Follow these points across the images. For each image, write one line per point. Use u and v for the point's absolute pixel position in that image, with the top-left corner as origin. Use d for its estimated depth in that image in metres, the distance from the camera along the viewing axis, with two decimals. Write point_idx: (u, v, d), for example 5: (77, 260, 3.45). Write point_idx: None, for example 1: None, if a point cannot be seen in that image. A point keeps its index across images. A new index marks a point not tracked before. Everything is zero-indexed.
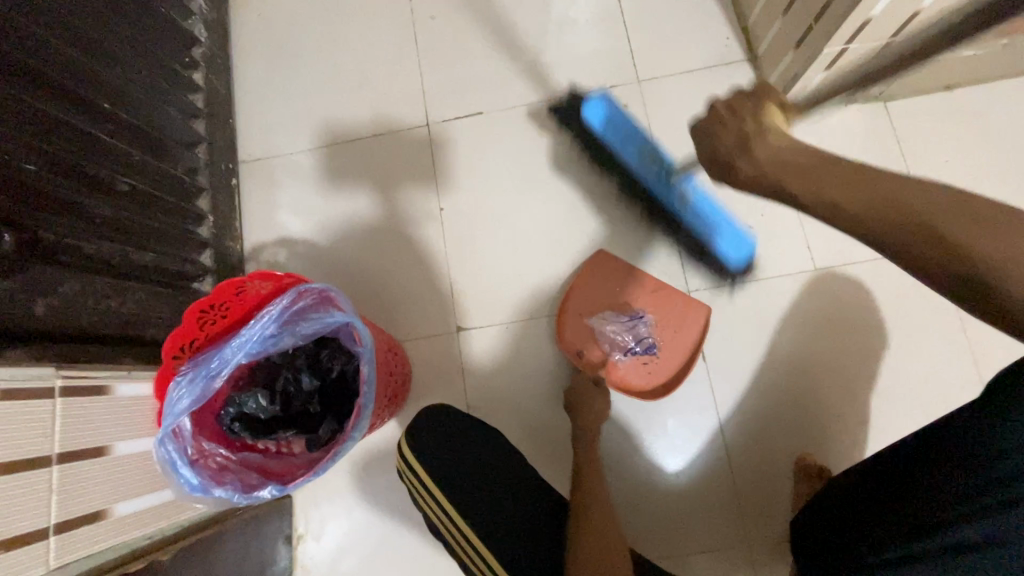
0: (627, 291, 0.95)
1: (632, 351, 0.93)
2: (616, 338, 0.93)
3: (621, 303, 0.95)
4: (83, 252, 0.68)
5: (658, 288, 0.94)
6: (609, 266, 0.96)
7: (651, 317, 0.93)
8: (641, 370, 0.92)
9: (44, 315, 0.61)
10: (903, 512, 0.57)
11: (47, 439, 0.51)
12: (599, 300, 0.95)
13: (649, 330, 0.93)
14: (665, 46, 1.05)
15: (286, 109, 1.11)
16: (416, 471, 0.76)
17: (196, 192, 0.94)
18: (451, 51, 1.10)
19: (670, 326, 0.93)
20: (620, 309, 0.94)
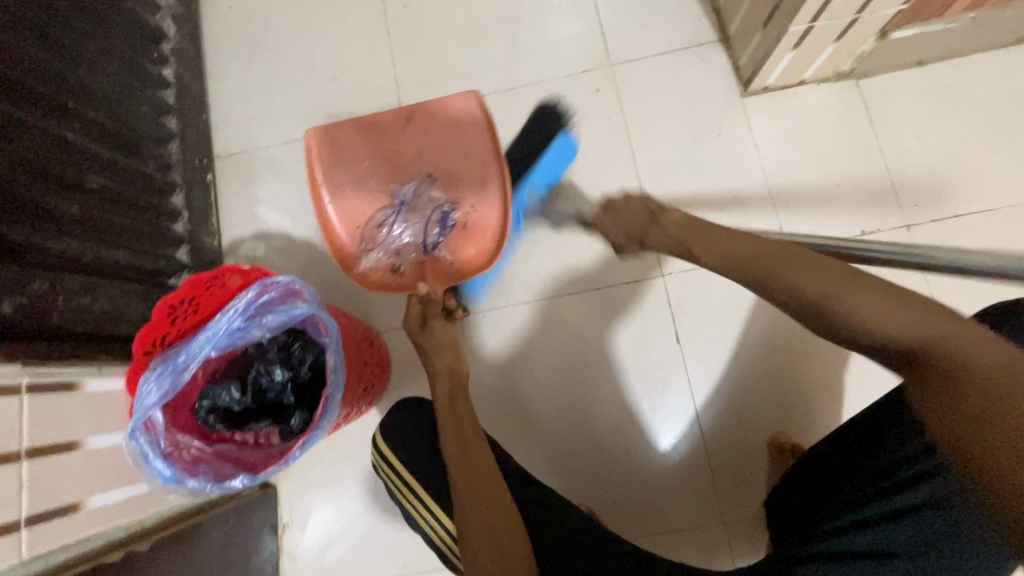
0: (366, 183, 0.92)
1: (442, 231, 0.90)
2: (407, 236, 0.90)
3: (367, 210, 0.91)
4: (52, 252, 0.69)
5: (382, 156, 0.92)
6: (336, 169, 0.91)
7: (412, 194, 0.91)
8: (472, 239, 0.91)
9: (14, 315, 0.62)
10: (859, 479, 0.64)
11: (15, 433, 0.52)
12: (358, 211, 0.92)
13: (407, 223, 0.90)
14: (637, 28, 1.04)
15: (260, 103, 1.10)
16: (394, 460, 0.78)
17: (169, 189, 0.94)
18: (423, 40, 1.09)
19: (472, 203, 0.90)
20: (380, 210, 0.91)
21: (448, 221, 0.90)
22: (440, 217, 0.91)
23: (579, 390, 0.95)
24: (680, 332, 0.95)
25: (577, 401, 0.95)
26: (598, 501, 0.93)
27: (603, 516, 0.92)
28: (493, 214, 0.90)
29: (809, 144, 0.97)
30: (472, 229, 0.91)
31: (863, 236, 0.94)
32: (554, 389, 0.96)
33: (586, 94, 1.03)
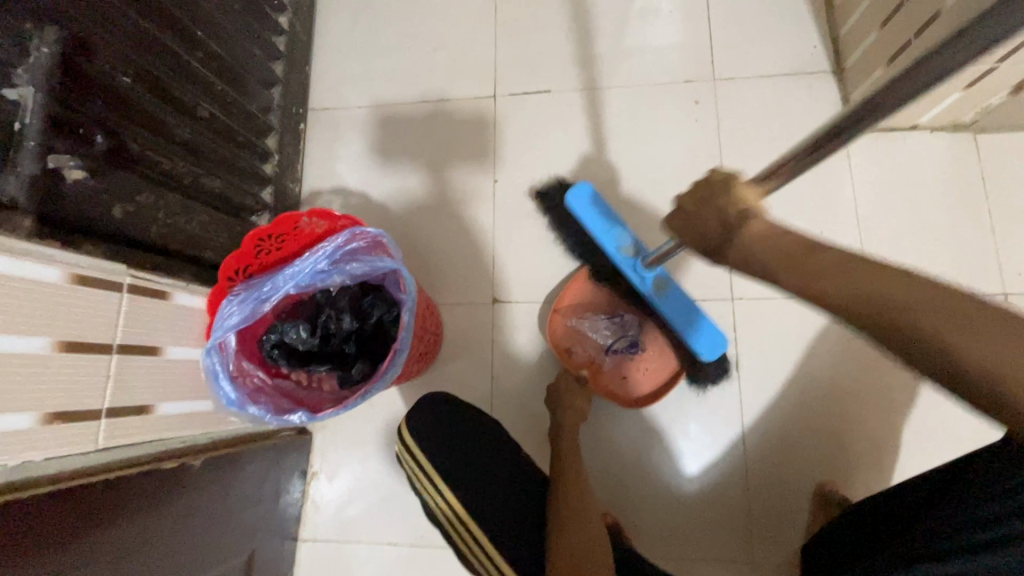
0: (623, 295, 0.96)
1: (614, 350, 0.94)
2: (597, 334, 0.95)
3: (606, 302, 0.96)
4: (159, 168, 0.72)
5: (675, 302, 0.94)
6: (609, 269, 0.96)
7: (625, 320, 0.95)
8: (626, 373, 0.93)
9: (122, 220, 0.65)
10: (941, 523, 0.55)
11: (108, 328, 0.56)
12: (594, 299, 0.96)
13: (632, 331, 0.95)
14: (745, 48, 1.02)
15: (360, 64, 1.13)
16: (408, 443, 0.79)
17: (266, 130, 0.97)
18: (527, 27, 1.09)
19: (649, 358, 0.93)
20: (604, 310, 0.96)
21: (629, 350, 0.94)
22: (627, 346, 0.94)
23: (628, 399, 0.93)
24: (738, 360, 0.92)
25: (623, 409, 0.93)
26: (627, 515, 0.91)
27: (629, 531, 0.90)
28: (656, 376, 0.92)
29: (909, 189, 0.93)
30: (633, 371, 0.93)
31: None
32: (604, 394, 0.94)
33: (684, 106, 1.02)
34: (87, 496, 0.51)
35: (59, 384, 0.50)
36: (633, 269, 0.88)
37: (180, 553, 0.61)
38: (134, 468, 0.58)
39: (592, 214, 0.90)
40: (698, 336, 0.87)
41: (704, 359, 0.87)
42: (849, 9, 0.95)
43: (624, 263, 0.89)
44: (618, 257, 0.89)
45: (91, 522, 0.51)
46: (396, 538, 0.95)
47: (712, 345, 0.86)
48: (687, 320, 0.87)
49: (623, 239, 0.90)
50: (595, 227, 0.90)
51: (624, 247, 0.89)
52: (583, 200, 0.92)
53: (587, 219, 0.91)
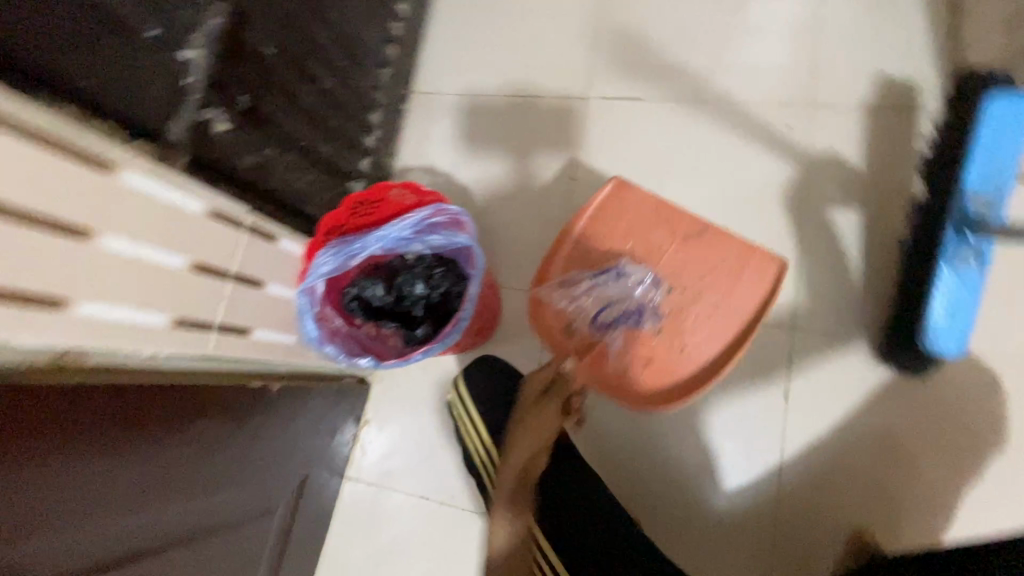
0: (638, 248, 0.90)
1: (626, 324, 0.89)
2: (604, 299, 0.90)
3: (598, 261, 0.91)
4: (284, 128, 0.82)
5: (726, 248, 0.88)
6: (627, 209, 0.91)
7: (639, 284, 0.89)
8: (641, 358, 0.88)
9: (247, 169, 0.76)
10: None
11: (228, 258, 0.66)
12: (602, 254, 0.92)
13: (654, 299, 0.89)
14: (852, 77, 0.99)
15: (464, 53, 1.20)
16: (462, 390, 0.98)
17: (373, 105, 1.07)
18: (629, 33, 1.11)
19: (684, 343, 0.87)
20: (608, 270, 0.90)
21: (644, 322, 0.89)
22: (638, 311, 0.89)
23: (670, 408, 0.95)
24: (789, 390, 0.91)
25: (663, 417, 0.95)
26: (649, 518, 0.93)
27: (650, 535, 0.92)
28: (704, 355, 0.87)
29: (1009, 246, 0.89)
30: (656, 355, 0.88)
31: None
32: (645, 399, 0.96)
33: (777, 128, 1.00)
34: (160, 392, 0.61)
35: (183, 296, 0.61)
36: (957, 233, 0.82)
37: (237, 456, 0.72)
38: (218, 381, 0.70)
39: (1005, 130, 0.80)
40: (939, 333, 0.82)
41: (923, 343, 0.82)
42: None
43: (946, 230, 0.82)
44: (956, 207, 0.82)
45: (182, 420, 0.63)
46: (429, 493, 1.03)
47: (941, 342, 0.82)
48: (945, 317, 0.81)
49: (977, 187, 0.81)
50: (1009, 147, 0.81)
51: (976, 204, 0.81)
52: (998, 112, 0.80)
53: (994, 133, 0.80)
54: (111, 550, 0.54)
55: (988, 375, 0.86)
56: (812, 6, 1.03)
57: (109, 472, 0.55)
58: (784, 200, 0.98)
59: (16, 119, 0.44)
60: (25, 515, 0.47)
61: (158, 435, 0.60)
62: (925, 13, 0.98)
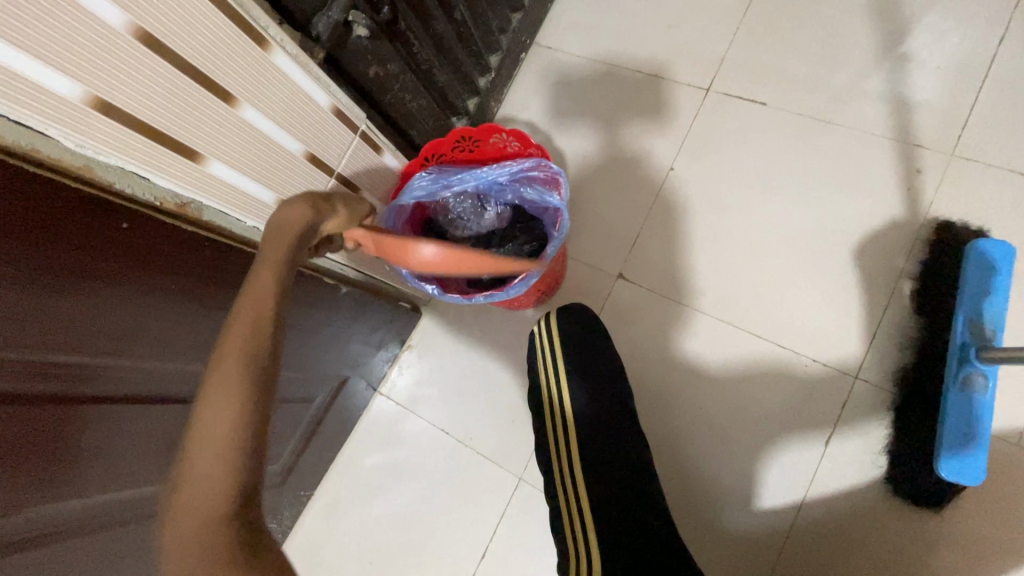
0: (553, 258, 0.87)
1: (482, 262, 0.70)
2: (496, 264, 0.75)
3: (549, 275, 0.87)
4: (411, 48, 0.84)
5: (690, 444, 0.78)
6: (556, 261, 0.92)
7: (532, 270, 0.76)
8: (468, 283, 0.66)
9: (370, 78, 0.78)
10: None
11: (337, 157, 0.69)
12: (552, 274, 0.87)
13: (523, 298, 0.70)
14: (1009, 135, 0.90)
15: (595, 16, 1.16)
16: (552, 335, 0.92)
17: (494, 47, 1.07)
18: (773, 33, 1.05)
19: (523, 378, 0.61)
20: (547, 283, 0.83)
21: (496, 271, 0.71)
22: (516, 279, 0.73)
23: (705, 419, 0.94)
24: (831, 434, 0.88)
25: (695, 425, 0.94)
26: None
27: None
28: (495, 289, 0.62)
29: None
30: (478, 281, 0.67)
31: None
32: (680, 403, 0.95)
33: (904, 170, 0.93)
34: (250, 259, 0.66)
35: (292, 180, 0.64)
36: (953, 369, 0.79)
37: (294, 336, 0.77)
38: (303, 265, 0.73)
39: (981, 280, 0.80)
40: (954, 462, 0.76)
41: (942, 472, 0.77)
42: None
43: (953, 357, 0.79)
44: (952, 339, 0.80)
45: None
46: (448, 428, 1.07)
47: (961, 471, 0.76)
48: (958, 444, 0.76)
49: (986, 314, 0.78)
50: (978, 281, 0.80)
51: (969, 331, 0.79)
52: (989, 257, 0.81)
53: (970, 297, 0.80)
54: (168, 386, 0.60)
55: None
56: (988, 48, 0.93)
57: (195, 317, 0.60)
58: (888, 246, 0.92)
59: None
60: (125, 333, 0.53)
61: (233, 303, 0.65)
62: None
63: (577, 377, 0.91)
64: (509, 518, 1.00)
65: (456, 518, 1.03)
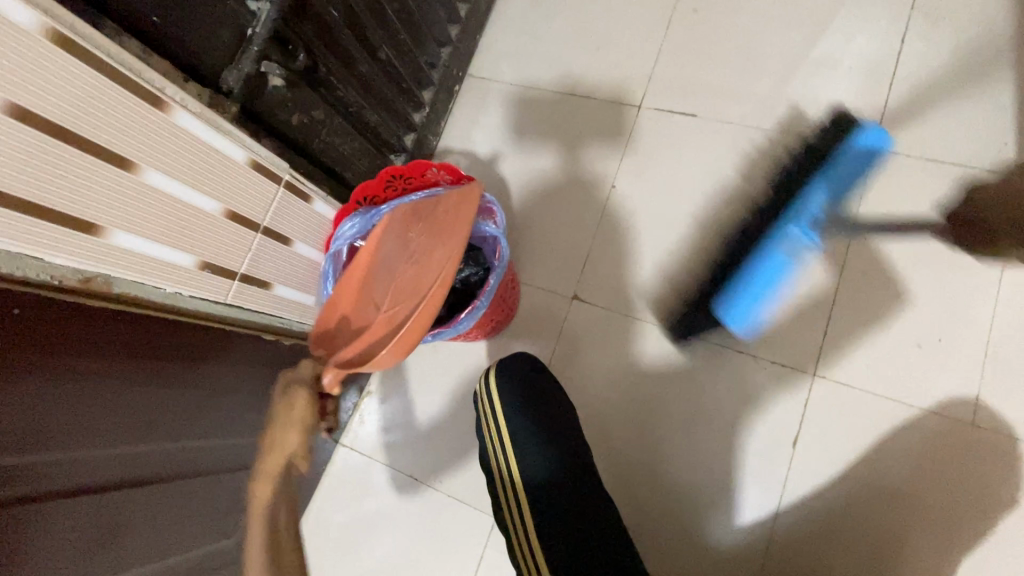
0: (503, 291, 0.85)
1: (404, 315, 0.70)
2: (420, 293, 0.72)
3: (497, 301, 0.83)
4: (335, 92, 0.83)
5: None
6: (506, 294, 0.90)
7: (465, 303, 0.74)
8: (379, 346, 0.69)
9: (293, 126, 0.76)
10: None
11: (262, 211, 0.67)
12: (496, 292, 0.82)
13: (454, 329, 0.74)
14: (921, 125, 0.95)
15: (524, 44, 1.18)
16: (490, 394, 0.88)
17: (426, 83, 1.07)
18: (695, 48, 1.08)
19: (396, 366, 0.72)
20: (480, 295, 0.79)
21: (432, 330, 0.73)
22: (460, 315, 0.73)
23: (673, 433, 0.93)
24: (797, 436, 0.88)
25: (664, 440, 0.93)
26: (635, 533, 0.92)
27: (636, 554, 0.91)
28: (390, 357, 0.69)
29: None
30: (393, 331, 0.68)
31: None
32: (650, 419, 0.94)
33: None
34: (176, 329, 0.62)
35: (215, 240, 0.62)
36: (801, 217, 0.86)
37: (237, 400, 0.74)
38: (233, 326, 0.70)
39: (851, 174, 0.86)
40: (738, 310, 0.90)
41: (719, 310, 0.90)
42: None
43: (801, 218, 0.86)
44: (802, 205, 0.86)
45: (183, 364, 0.64)
46: (418, 474, 1.03)
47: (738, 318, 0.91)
48: (749, 306, 0.90)
49: (835, 194, 0.87)
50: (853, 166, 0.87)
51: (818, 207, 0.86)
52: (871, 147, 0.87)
53: (835, 185, 0.86)
54: (95, 472, 0.56)
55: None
56: (892, 45, 0.99)
57: (123, 394, 0.57)
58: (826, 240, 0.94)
59: (79, 45, 0.46)
60: (32, 425, 0.48)
61: (160, 374, 0.61)
62: (1012, 68, 0.93)
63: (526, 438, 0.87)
64: (491, 560, 0.96)
65: (435, 568, 0.98)
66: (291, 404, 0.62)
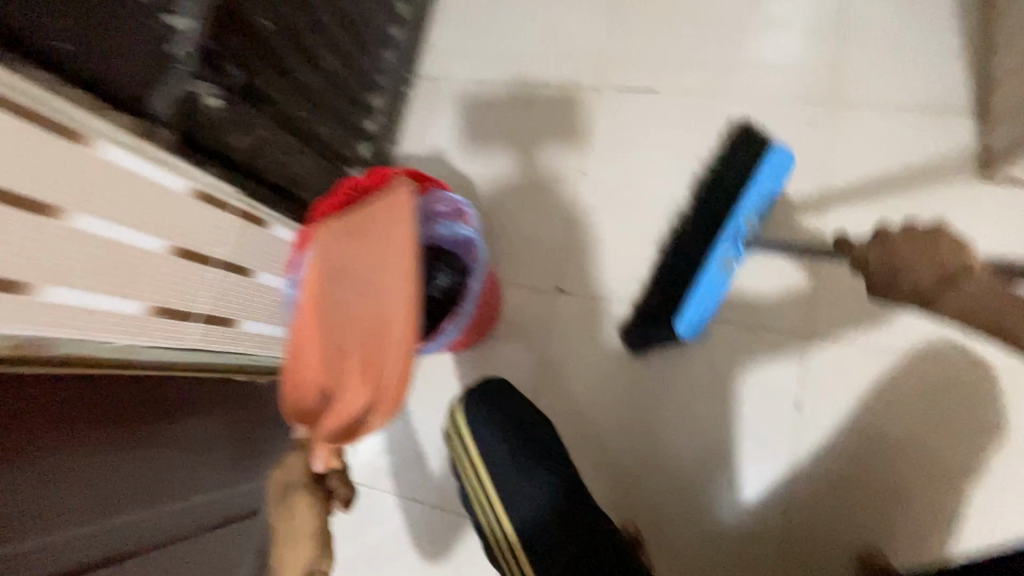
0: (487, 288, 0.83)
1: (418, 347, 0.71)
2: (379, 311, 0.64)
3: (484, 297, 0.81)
4: (280, 108, 0.77)
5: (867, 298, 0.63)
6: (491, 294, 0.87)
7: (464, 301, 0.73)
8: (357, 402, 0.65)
9: (238, 148, 0.71)
10: None
11: (215, 243, 0.62)
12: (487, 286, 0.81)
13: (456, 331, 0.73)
14: (876, 75, 0.95)
15: (472, 38, 1.14)
16: (461, 431, 0.77)
17: (375, 89, 1.01)
18: (643, 23, 1.06)
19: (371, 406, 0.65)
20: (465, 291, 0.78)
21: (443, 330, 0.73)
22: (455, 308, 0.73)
23: (677, 415, 0.90)
24: (801, 400, 0.86)
25: (668, 423, 0.91)
26: (650, 522, 0.90)
27: (655, 544, 0.89)
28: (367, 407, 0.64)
29: None
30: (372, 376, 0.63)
31: None
32: (652, 404, 0.92)
33: (795, 126, 0.96)
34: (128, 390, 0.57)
35: (166, 281, 0.56)
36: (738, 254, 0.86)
37: (215, 455, 0.69)
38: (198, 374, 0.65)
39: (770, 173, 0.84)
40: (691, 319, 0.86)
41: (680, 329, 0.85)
42: (1015, 40, 0.85)
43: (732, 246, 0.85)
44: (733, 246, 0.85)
45: (149, 427, 0.59)
46: (422, 497, 0.98)
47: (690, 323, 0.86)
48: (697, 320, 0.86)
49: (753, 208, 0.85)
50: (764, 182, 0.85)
51: (755, 241, 0.85)
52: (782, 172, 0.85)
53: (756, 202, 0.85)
54: (62, 559, 0.51)
55: None
56: None
57: (75, 469, 0.52)
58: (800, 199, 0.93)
59: None
60: None
61: (121, 442, 0.56)
62: (954, 10, 0.94)
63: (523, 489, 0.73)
64: None
65: None
66: (290, 516, 0.69)
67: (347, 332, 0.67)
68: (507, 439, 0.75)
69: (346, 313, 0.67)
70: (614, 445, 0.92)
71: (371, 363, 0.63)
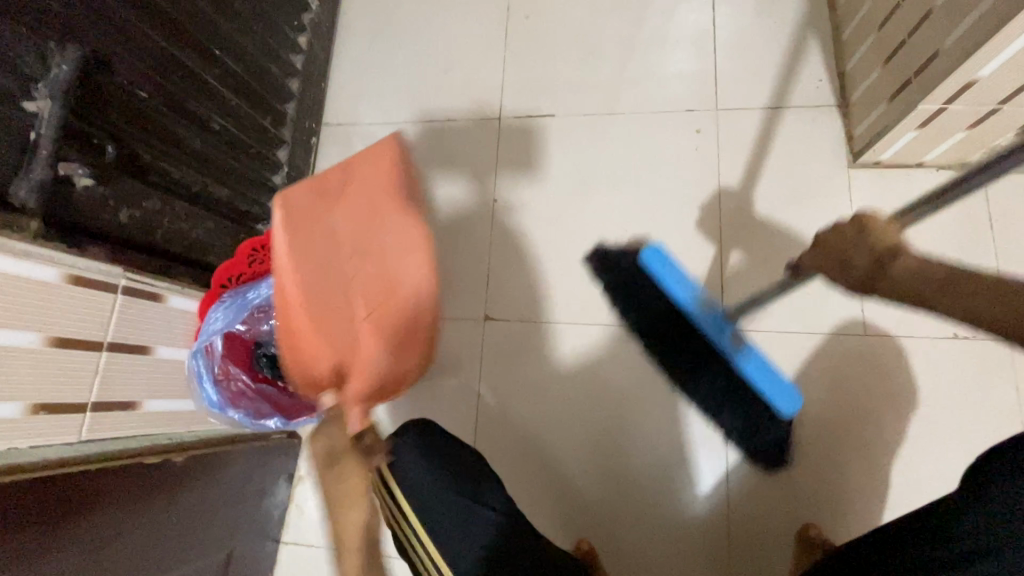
0: None
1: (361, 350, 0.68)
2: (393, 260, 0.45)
3: None
4: (169, 177, 0.76)
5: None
6: None
7: None
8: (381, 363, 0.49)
9: (124, 224, 0.69)
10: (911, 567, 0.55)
11: (101, 327, 0.60)
12: None
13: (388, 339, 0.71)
14: (751, 81, 1.02)
15: (375, 83, 1.16)
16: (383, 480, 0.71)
17: (277, 143, 1.01)
18: (536, 53, 1.11)
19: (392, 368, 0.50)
20: None
21: None
22: None
23: (613, 425, 0.92)
24: None
25: (605, 434, 0.93)
26: (602, 536, 0.90)
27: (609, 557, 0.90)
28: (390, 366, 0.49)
29: None
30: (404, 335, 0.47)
31: (955, 339, 0.87)
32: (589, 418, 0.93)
33: (686, 134, 1.02)
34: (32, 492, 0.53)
35: (47, 377, 0.54)
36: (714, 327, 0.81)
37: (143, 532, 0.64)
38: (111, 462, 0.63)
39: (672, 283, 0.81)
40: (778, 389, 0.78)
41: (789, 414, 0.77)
42: (858, 41, 0.94)
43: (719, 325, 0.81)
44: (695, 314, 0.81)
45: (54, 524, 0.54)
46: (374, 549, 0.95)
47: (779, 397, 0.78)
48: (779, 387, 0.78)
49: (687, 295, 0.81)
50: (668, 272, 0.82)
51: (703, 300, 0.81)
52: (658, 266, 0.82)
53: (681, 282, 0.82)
54: None
55: (909, 354, 0.87)
56: (708, 15, 1.06)
57: None
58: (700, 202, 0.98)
59: None
60: None
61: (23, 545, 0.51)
62: (809, 17, 1.03)
63: (448, 529, 0.66)
64: None
65: None
66: (337, 480, 0.58)
67: (349, 281, 0.47)
68: (432, 471, 0.69)
69: (344, 255, 0.46)
70: (558, 465, 0.93)
71: (401, 325, 0.47)
